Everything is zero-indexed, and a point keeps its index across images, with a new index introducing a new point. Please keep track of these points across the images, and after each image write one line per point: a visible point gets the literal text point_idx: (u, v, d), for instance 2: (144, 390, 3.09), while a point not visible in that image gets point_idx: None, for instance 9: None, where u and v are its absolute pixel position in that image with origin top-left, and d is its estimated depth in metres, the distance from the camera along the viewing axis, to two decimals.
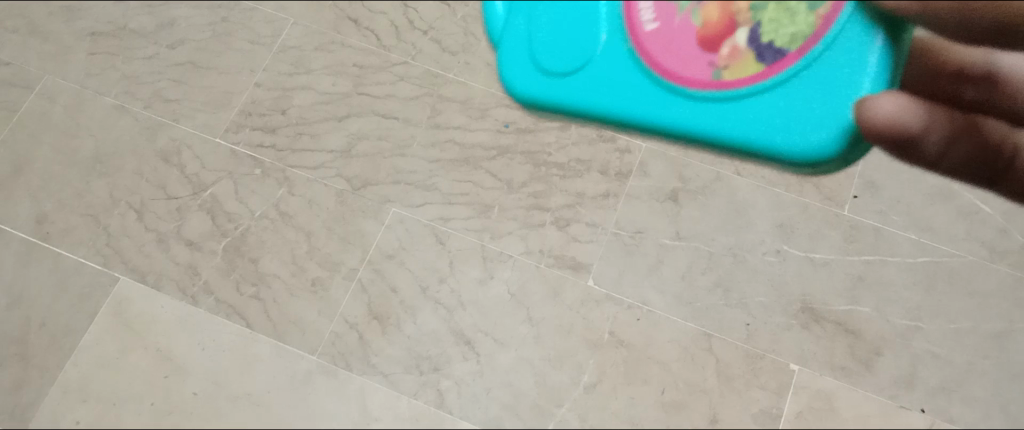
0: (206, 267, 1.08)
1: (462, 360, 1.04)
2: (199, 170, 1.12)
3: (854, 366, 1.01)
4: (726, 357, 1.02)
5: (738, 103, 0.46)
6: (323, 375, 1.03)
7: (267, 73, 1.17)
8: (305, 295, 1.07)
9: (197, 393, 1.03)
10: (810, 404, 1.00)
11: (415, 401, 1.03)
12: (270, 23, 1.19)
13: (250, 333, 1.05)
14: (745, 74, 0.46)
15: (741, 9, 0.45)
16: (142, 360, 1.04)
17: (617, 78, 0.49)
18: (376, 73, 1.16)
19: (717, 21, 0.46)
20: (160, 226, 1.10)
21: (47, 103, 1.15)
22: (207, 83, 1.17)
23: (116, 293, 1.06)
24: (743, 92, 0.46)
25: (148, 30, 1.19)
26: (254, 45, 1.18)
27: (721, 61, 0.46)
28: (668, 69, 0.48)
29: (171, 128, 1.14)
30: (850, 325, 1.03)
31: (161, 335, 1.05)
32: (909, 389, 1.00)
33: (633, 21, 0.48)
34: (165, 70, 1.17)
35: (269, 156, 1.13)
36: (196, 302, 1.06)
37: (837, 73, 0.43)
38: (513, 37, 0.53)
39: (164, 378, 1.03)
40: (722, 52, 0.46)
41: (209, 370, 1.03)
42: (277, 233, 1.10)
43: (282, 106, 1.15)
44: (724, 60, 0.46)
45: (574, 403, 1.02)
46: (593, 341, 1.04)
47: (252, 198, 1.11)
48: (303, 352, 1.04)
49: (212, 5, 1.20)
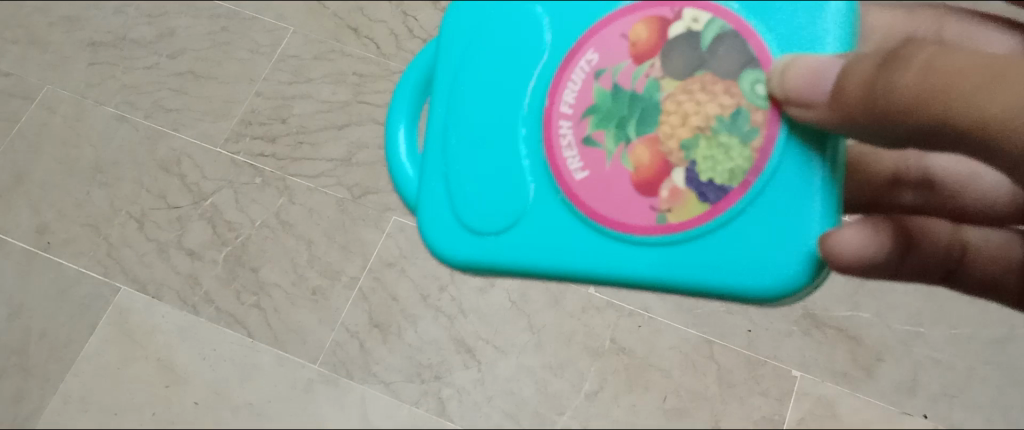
0: (207, 277, 1.09)
1: (463, 368, 1.04)
2: (199, 179, 1.13)
3: (856, 372, 1.01)
4: (727, 364, 1.02)
5: (689, 246, 0.50)
6: (324, 384, 1.04)
7: (267, 82, 1.17)
8: (305, 304, 1.07)
9: (198, 403, 1.04)
10: (811, 410, 1.00)
11: (416, 409, 1.03)
12: (269, 32, 1.19)
13: (251, 342, 1.06)
14: (691, 217, 0.50)
15: (672, 151, 0.49)
16: (143, 370, 1.05)
17: (557, 232, 0.53)
18: (375, 81, 1.15)
19: (650, 166, 0.50)
20: (160, 236, 1.10)
21: (48, 113, 1.15)
22: (207, 92, 1.17)
23: (118, 302, 1.07)
24: (693, 231, 0.50)
25: (148, 40, 1.19)
26: (254, 54, 1.18)
27: (663, 205, 0.50)
28: (611, 217, 0.52)
29: (171, 138, 1.15)
30: (852, 331, 1.02)
31: (162, 345, 1.06)
32: (911, 395, 0.99)
33: (564, 176, 0.53)
34: (165, 80, 1.17)
35: (270, 165, 1.13)
36: (197, 312, 1.07)
37: (781, 212, 0.47)
38: (442, 205, 0.58)
39: (166, 388, 1.04)
40: (662, 195, 0.50)
41: (210, 379, 1.05)
42: (277, 242, 1.10)
43: (282, 115, 1.15)
44: (666, 203, 0.50)
45: (576, 411, 1.02)
46: (593, 349, 1.04)
47: (252, 207, 1.11)
48: (303, 361, 1.05)
49: (211, 14, 1.20)
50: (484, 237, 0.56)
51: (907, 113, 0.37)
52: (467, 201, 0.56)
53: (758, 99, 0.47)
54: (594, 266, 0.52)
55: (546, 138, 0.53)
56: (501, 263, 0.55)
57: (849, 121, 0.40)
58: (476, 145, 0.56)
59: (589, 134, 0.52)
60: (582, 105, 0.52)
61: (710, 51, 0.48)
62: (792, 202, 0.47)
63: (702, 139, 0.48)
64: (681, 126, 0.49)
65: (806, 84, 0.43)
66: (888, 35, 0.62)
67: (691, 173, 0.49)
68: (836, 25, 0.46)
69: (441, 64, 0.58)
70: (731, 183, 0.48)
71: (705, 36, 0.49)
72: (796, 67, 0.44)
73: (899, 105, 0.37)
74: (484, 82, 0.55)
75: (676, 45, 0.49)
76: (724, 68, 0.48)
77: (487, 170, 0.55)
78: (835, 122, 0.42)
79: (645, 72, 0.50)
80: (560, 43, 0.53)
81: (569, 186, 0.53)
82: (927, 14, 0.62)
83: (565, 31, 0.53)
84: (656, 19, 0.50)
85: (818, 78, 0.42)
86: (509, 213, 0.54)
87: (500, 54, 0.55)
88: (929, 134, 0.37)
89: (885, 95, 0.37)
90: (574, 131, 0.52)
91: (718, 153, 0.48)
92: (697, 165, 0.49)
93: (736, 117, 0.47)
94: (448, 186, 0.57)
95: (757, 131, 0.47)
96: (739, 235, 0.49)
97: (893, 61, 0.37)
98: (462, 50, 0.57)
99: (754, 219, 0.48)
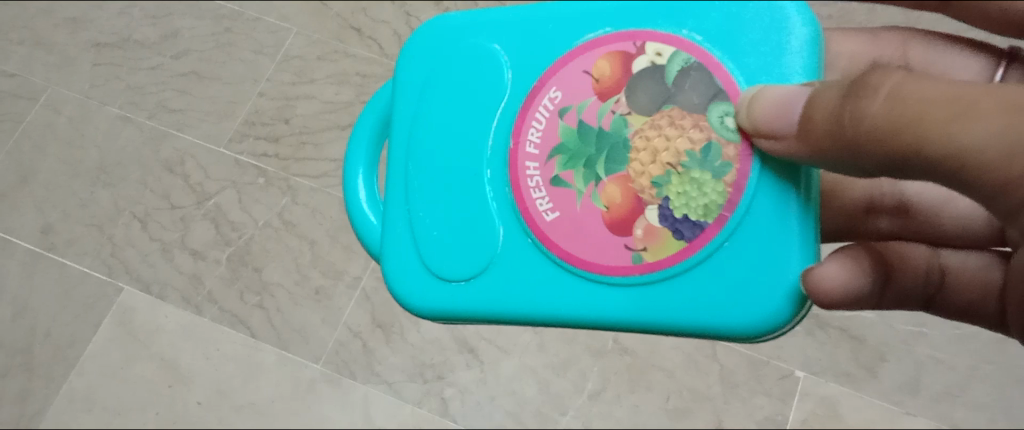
0: (209, 277, 1.10)
1: (465, 368, 1.04)
2: (202, 179, 1.13)
3: (858, 373, 1.01)
4: (730, 364, 1.02)
5: (660, 284, 0.54)
6: (326, 383, 1.05)
7: (270, 82, 1.17)
8: (308, 303, 1.07)
9: (200, 403, 1.07)
10: (812, 410, 1.01)
11: (418, 409, 1.04)
12: (272, 33, 1.20)
13: (253, 342, 1.07)
14: (665, 257, 0.54)
15: (643, 188, 0.54)
16: (147, 369, 1.08)
17: (523, 274, 0.58)
18: (378, 82, 1.15)
19: (622, 203, 0.55)
20: (164, 235, 1.11)
21: (53, 114, 0.95)
22: (211, 93, 1.17)
23: (120, 302, 1.08)
24: (669, 270, 0.54)
25: (151, 40, 1.19)
26: (257, 55, 1.19)
27: (637, 244, 0.55)
28: (584, 259, 0.56)
29: (175, 138, 1.15)
30: (854, 331, 1.01)
31: (165, 345, 1.09)
32: (913, 394, 1.00)
33: (535, 217, 0.57)
34: (169, 81, 1.17)
35: (273, 165, 1.14)
36: (200, 312, 1.09)
37: (746, 254, 0.52)
38: (409, 253, 0.62)
39: (168, 388, 1.08)
40: (636, 235, 0.54)
41: (212, 379, 1.07)
42: (280, 242, 1.10)
43: (285, 116, 1.16)
44: (641, 242, 0.54)
45: (578, 411, 1.02)
46: (595, 349, 1.03)
47: (256, 207, 1.12)
48: (305, 361, 1.06)
49: (216, 16, 1.21)
50: (451, 283, 0.60)
51: (875, 139, 0.40)
52: (434, 248, 0.60)
53: (728, 133, 0.52)
54: (559, 306, 0.57)
55: (511, 184, 0.58)
56: (468, 307, 0.59)
57: (819, 150, 0.45)
58: (439, 195, 0.60)
59: (557, 174, 0.57)
60: (548, 147, 0.57)
61: (675, 86, 0.53)
62: (761, 239, 0.51)
63: (673, 175, 0.53)
64: (652, 163, 0.53)
65: (771, 119, 0.47)
66: (852, 63, 0.70)
67: (665, 210, 0.53)
68: (800, 58, 0.51)
69: (401, 119, 0.63)
70: (706, 220, 0.52)
71: (671, 71, 0.54)
72: (763, 100, 0.48)
73: (868, 131, 0.40)
74: (444, 136, 0.60)
75: (642, 79, 0.55)
76: (690, 101, 0.53)
77: (459, 215, 0.60)
78: (805, 152, 0.46)
79: (611, 108, 0.55)
80: (514, 97, 0.59)
81: (540, 229, 0.57)
82: (892, 37, 0.70)
83: (522, 77, 0.59)
84: (619, 54, 0.56)
85: (786, 109, 0.46)
86: (475, 259, 0.59)
87: (457, 111, 0.60)
88: (898, 163, 0.41)
89: (858, 124, 0.41)
90: (541, 173, 0.57)
91: (691, 189, 0.52)
92: (671, 200, 0.53)
93: (707, 152, 0.52)
94: (414, 235, 0.61)
95: (729, 166, 0.51)
96: (714, 272, 0.53)
97: (862, 90, 0.41)
98: (419, 106, 0.62)
99: (728, 256, 0.52)
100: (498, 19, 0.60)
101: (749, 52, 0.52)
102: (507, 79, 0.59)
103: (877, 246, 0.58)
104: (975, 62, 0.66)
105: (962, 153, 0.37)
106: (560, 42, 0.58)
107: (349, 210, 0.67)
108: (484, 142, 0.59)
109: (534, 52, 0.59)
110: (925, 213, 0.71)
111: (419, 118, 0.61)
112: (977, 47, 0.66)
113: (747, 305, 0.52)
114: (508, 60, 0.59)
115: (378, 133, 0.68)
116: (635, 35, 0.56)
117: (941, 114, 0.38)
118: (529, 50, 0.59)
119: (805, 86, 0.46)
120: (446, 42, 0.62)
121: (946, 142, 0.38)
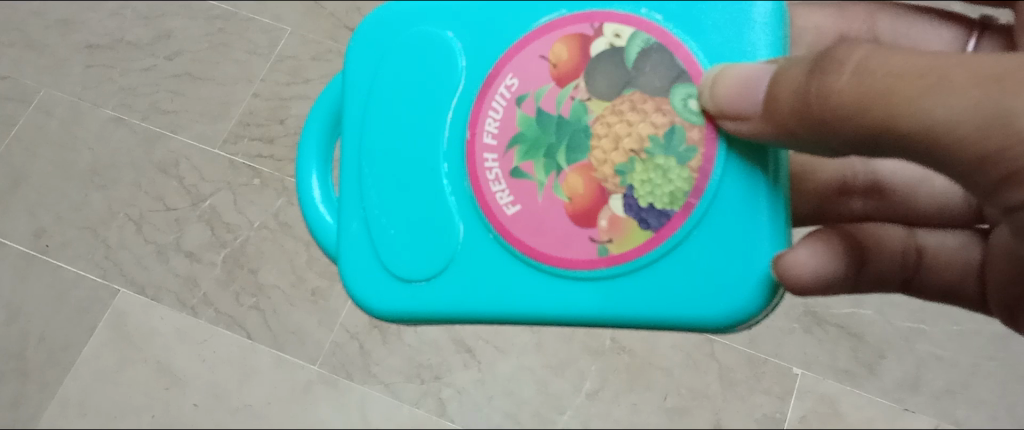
0: (206, 279, 1.09)
1: (462, 368, 1.04)
2: (197, 181, 1.12)
3: (858, 370, 1.00)
4: (728, 363, 1.02)
5: (627, 277, 0.55)
6: (324, 385, 1.05)
7: (264, 83, 1.17)
8: (304, 305, 1.06)
9: (197, 405, 1.06)
10: (813, 409, 1.00)
11: (416, 410, 1.03)
12: (266, 33, 1.19)
13: (250, 344, 1.06)
14: (631, 249, 0.54)
15: (607, 177, 0.54)
16: (142, 373, 1.07)
17: (485, 272, 0.57)
18: None
19: (585, 193, 0.54)
20: (158, 238, 1.10)
21: (44, 115, 1.01)
22: (204, 94, 1.16)
23: (116, 305, 1.07)
24: (636, 262, 0.54)
25: (145, 42, 1.18)
26: (252, 55, 1.18)
27: (603, 236, 0.55)
28: (547, 253, 0.56)
29: (169, 140, 1.14)
30: (853, 328, 1.01)
31: (160, 347, 1.07)
32: (914, 392, 0.99)
33: (496, 212, 0.56)
34: (162, 82, 1.16)
35: (268, 166, 1.13)
36: (196, 314, 1.08)
37: (711, 243, 0.52)
38: (364, 253, 0.60)
39: (165, 391, 1.07)
40: (601, 226, 0.55)
41: (210, 381, 1.06)
42: (276, 243, 1.09)
43: (280, 116, 1.15)
44: (606, 234, 0.55)
45: (577, 410, 1.02)
46: (594, 348, 1.03)
47: (250, 208, 1.11)
48: (303, 362, 1.05)
49: (208, 16, 1.20)
50: (409, 284, 0.59)
51: (845, 114, 0.42)
52: (391, 248, 0.59)
53: (692, 116, 0.52)
54: (522, 304, 0.56)
55: (471, 177, 0.57)
56: (429, 308, 0.58)
57: (786, 130, 0.46)
58: (394, 194, 0.59)
59: (517, 166, 0.56)
60: (506, 138, 0.56)
61: (636, 68, 0.54)
62: (728, 227, 0.52)
63: (637, 162, 0.53)
64: (614, 150, 0.54)
65: (740, 94, 0.48)
66: (817, 38, 0.71)
67: (630, 199, 0.54)
68: (765, 35, 0.52)
69: (352, 114, 0.61)
70: (672, 208, 0.53)
71: (631, 54, 0.54)
72: (727, 78, 0.49)
73: (837, 106, 0.42)
74: (400, 129, 0.59)
75: (601, 63, 0.55)
76: (653, 84, 0.53)
77: (417, 213, 0.58)
78: (770, 133, 0.48)
79: (571, 94, 0.55)
80: (470, 86, 0.58)
81: (502, 223, 0.56)
82: (859, 10, 0.70)
83: (477, 66, 0.58)
84: (576, 37, 0.56)
85: (751, 87, 0.48)
86: (434, 259, 0.58)
87: (411, 103, 0.58)
88: (870, 138, 0.42)
89: (826, 101, 0.43)
90: (500, 165, 0.56)
91: (656, 177, 0.53)
92: (635, 189, 0.53)
93: (671, 137, 0.52)
94: (370, 234, 0.60)
95: (695, 151, 0.52)
96: (680, 263, 0.53)
97: (828, 67, 0.43)
98: (370, 100, 0.60)
99: (694, 246, 0.53)
100: (447, 4, 0.59)
101: (713, 31, 0.53)
102: (461, 68, 0.58)
103: (855, 232, 0.61)
104: (947, 32, 0.68)
105: (936, 126, 0.39)
106: (511, 28, 0.57)
107: (302, 210, 0.65)
108: (440, 135, 0.58)
109: (486, 39, 0.58)
110: (899, 192, 0.71)
111: (372, 111, 0.59)
112: (947, 19, 0.68)
113: (716, 298, 0.52)
114: (461, 47, 0.58)
115: (331, 131, 0.66)
116: (591, 16, 0.56)
117: (911, 89, 0.39)
118: (481, 38, 0.58)
119: (767, 66, 0.48)
120: (395, 31, 0.60)
121: (920, 117, 0.39)
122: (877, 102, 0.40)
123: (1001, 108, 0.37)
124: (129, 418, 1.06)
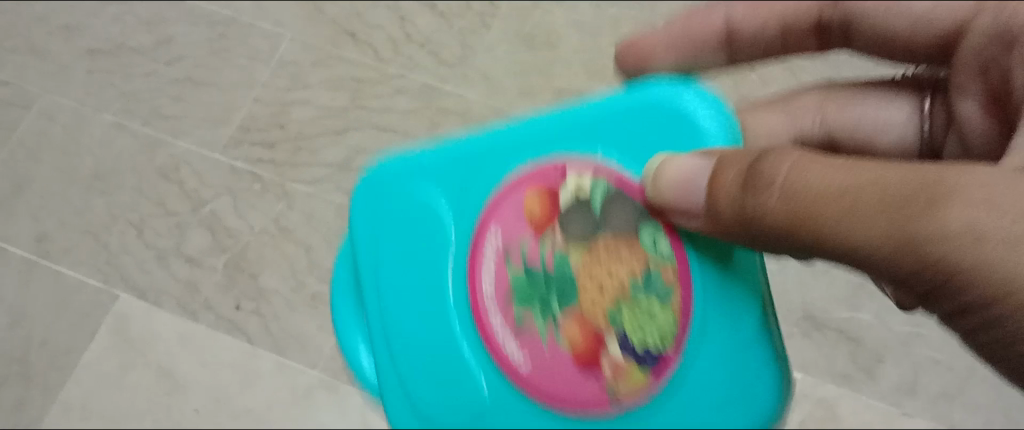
0: (207, 284, 1.09)
1: None
2: (198, 186, 1.13)
3: (857, 374, 1.01)
4: None
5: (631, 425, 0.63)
6: (325, 389, 1.05)
7: (265, 88, 1.18)
8: (305, 309, 1.07)
9: (198, 410, 1.07)
10: (812, 413, 1.00)
11: None
12: (267, 38, 1.20)
13: (250, 349, 1.07)
14: (635, 391, 0.62)
15: (603, 327, 0.61)
16: (142, 377, 1.08)
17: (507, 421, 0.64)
18: (374, 86, 1.18)
19: (583, 344, 0.62)
20: (159, 242, 1.10)
21: (48, 121, 1.01)
22: (206, 99, 1.17)
23: (116, 311, 1.08)
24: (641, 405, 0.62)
25: (146, 47, 1.18)
26: (253, 61, 1.19)
27: (606, 380, 0.62)
28: (556, 398, 0.63)
29: (170, 145, 1.15)
30: (852, 333, 1.01)
31: (161, 353, 1.08)
32: (912, 395, 1.00)
33: (506, 361, 0.63)
34: (163, 88, 1.17)
35: (268, 171, 1.14)
36: (197, 318, 1.08)
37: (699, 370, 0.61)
38: (403, 407, 0.67)
39: (166, 396, 1.07)
40: (605, 372, 0.62)
41: (211, 386, 1.07)
42: (277, 248, 1.10)
43: (281, 121, 1.16)
44: (610, 376, 0.62)
45: None
46: None
47: (251, 213, 1.12)
48: (303, 367, 1.06)
49: (209, 21, 1.20)
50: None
51: (781, 224, 0.50)
52: (426, 392, 0.65)
53: (661, 253, 0.60)
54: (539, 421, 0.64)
55: (478, 323, 0.64)
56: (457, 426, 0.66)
57: (726, 231, 0.54)
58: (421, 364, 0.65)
59: (518, 315, 0.63)
60: (503, 292, 0.63)
61: (603, 215, 0.61)
62: (710, 365, 0.61)
63: (627, 311, 0.61)
64: (602, 298, 0.61)
65: (685, 194, 0.55)
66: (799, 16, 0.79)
67: (626, 344, 0.61)
68: (710, 127, 0.59)
69: (367, 285, 0.67)
70: (663, 347, 0.61)
71: (595, 202, 0.61)
72: (670, 170, 0.56)
73: (773, 220, 0.50)
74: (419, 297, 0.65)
75: (573, 163, 0.62)
76: (617, 221, 0.61)
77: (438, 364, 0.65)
78: (710, 231, 0.56)
79: (548, 246, 0.62)
80: (461, 238, 0.64)
81: (514, 373, 0.63)
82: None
83: (464, 221, 0.64)
84: (540, 189, 0.62)
85: (688, 188, 0.55)
86: (461, 410, 0.65)
87: (420, 276, 0.65)
88: (800, 246, 0.50)
89: (761, 215, 0.50)
90: (496, 295, 0.63)
91: (645, 319, 0.61)
92: (628, 334, 0.61)
93: (650, 281, 0.60)
94: (406, 387, 0.66)
95: (671, 293, 0.60)
96: (677, 402, 0.62)
97: (757, 185, 0.51)
98: (382, 284, 0.66)
99: (690, 377, 0.61)
100: (429, 164, 0.65)
101: (656, 141, 0.60)
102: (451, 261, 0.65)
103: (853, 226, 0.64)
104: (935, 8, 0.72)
105: (848, 239, 0.47)
106: (483, 153, 0.63)
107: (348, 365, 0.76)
108: (445, 289, 0.65)
109: (470, 185, 0.64)
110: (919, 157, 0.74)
111: (383, 280, 0.66)
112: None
113: (736, 411, 0.62)
114: (448, 204, 0.64)
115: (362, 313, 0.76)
116: (556, 161, 0.62)
117: (829, 209, 0.47)
118: (467, 187, 0.64)
119: (704, 160, 0.55)
120: (393, 195, 0.66)
121: (832, 233, 0.48)
122: (809, 220, 0.48)
123: (899, 227, 0.45)
124: (133, 421, 1.07)
